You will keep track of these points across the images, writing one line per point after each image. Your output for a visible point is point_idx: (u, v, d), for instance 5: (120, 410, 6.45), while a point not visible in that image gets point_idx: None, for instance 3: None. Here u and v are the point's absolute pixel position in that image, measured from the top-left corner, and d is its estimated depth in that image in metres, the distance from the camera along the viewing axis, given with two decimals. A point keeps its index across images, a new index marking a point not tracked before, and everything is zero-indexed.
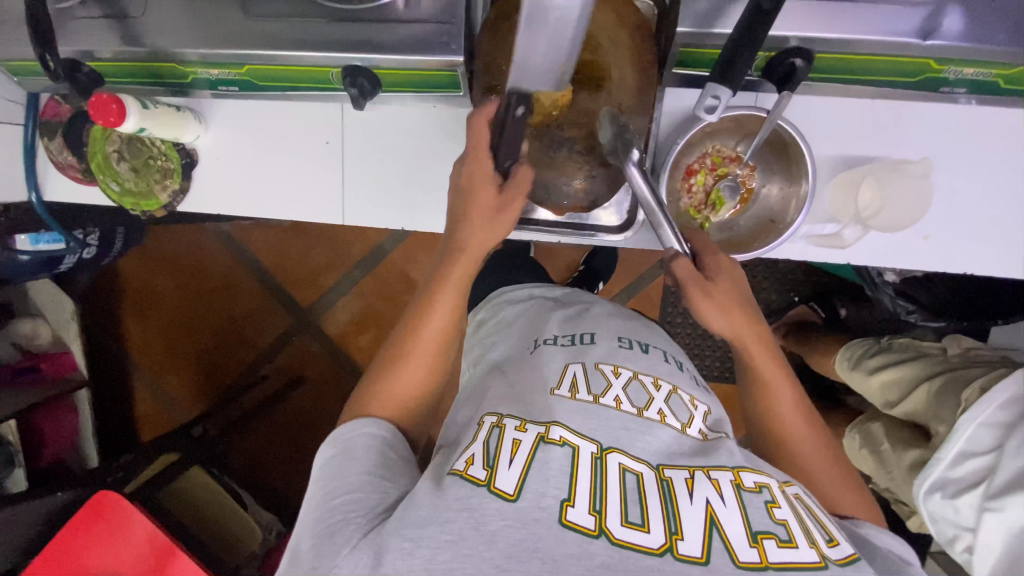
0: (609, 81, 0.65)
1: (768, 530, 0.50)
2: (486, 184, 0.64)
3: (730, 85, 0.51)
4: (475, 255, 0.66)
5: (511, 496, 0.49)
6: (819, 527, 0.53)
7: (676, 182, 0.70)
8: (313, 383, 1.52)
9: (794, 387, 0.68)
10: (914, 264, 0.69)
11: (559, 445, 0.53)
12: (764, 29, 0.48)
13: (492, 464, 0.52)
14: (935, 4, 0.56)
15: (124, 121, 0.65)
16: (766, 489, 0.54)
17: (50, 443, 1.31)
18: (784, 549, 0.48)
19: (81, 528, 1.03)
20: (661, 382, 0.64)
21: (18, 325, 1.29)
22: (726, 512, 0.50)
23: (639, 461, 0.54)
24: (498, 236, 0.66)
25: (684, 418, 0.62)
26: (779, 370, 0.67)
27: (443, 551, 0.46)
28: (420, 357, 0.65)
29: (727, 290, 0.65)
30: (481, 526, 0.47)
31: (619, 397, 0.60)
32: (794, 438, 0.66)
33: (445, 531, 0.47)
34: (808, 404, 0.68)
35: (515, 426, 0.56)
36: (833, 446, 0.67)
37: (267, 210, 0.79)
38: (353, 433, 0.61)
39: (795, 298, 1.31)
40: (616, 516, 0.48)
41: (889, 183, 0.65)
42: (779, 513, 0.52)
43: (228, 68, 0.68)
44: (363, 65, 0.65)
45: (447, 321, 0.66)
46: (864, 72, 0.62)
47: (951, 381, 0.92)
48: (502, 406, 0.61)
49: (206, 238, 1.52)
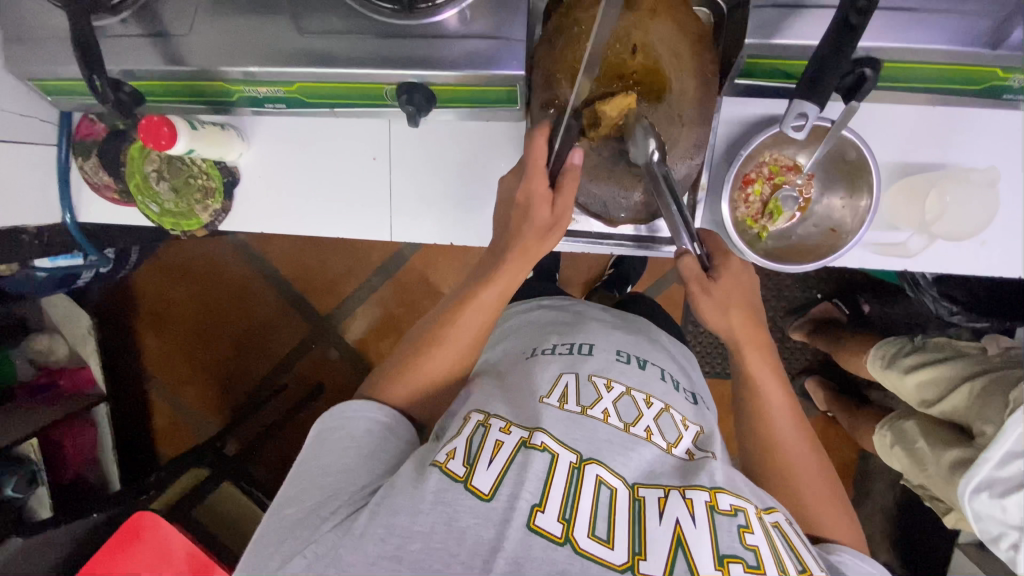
0: (670, 92, 0.63)
1: (735, 553, 0.51)
2: (541, 199, 0.66)
3: (819, 101, 0.50)
4: (525, 262, 0.69)
5: (486, 496, 0.52)
6: (794, 556, 0.53)
7: (735, 192, 0.69)
8: (334, 392, 1.51)
9: (789, 401, 0.67)
10: (977, 270, 0.68)
11: (540, 450, 0.55)
12: (850, 44, 0.47)
13: (472, 463, 0.55)
14: (1007, 13, 0.55)
15: (175, 144, 0.63)
16: (742, 512, 0.54)
17: (72, 462, 1.28)
18: (749, 574, 0.49)
19: (118, 550, 1.01)
20: (653, 400, 0.64)
21: (33, 341, 1.25)
22: (695, 534, 0.51)
23: (617, 475, 0.55)
24: (546, 249, 0.69)
25: (672, 438, 0.62)
26: (774, 375, 0.68)
27: (412, 539, 0.49)
28: (451, 349, 0.68)
29: (729, 290, 0.67)
30: (452, 522, 0.50)
31: (607, 410, 0.61)
32: (784, 453, 0.64)
33: (416, 522, 0.50)
34: (804, 422, 0.67)
35: (501, 429, 0.58)
36: (824, 469, 0.65)
37: (307, 227, 0.78)
38: (358, 412, 0.63)
39: (818, 295, 1.29)
40: (583, 527, 0.51)
41: (954, 190, 0.64)
42: (751, 538, 0.52)
43: (277, 85, 0.66)
44: (419, 81, 0.63)
45: (482, 324, 0.69)
46: (929, 80, 0.62)
47: (996, 382, 0.89)
48: (493, 405, 0.63)
49: (222, 247, 1.50)
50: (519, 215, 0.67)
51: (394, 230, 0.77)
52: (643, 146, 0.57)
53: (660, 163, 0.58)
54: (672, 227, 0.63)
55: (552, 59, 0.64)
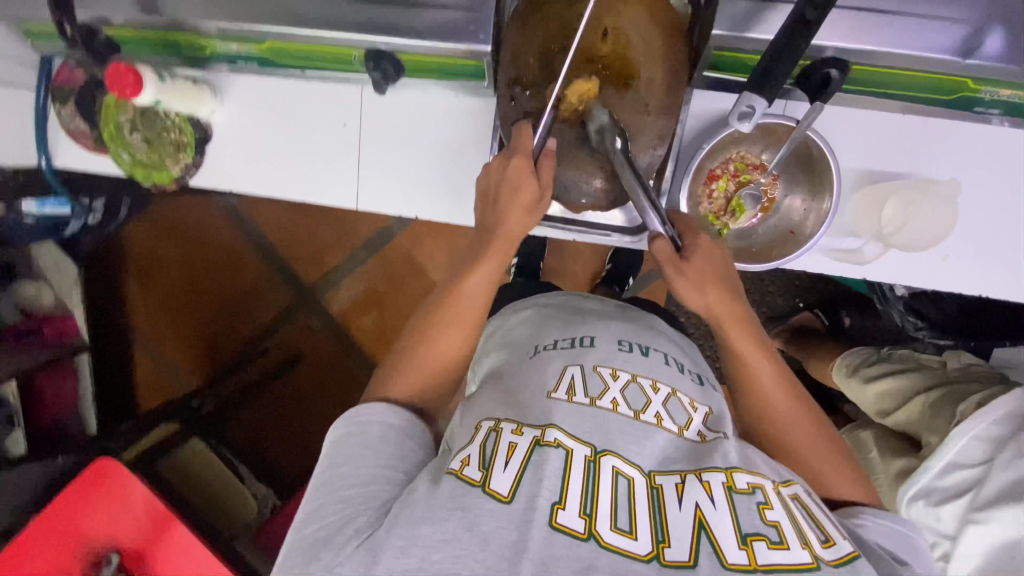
0: (637, 79, 0.62)
1: (758, 531, 0.49)
2: (527, 177, 0.63)
3: (768, 96, 0.52)
4: (510, 243, 0.67)
5: (506, 498, 0.49)
6: (816, 527, 0.51)
7: (698, 187, 0.69)
8: (312, 361, 1.51)
9: (779, 369, 0.64)
10: (937, 284, 0.68)
11: (555, 447, 0.52)
12: (803, 40, 0.47)
13: (488, 466, 0.51)
14: (978, 22, 0.55)
15: (140, 93, 0.66)
16: (760, 489, 0.52)
17: (49, 407, 1.29)
18: (775, 552, 0.47)
19: (81, 493, 1.03)
20: (660, 385, 0.61)
21: (21, 288, 1.29)
22: (716, 515, 0.49)
23: (633, 465, 0.53)
24: (531, 227, 0.66)
25: (682, 421, 0.59)
26: (759, 347, 0.64)
27: (436, 551, 0.46)
28: (448, 336, 0.66)
29: (704, 267, 0.64)
30: (474, 527, 0.47)
31: (616, 399, 0.58)
32: (783, 427, 0.62)
33: (439, 530, 0.46)
34: (797, 387, 0.64)
35: (513, 430, 0.54)
36: (827, 430, 0.62)
37: (278, 189, 0.78)
38: (371, 415, 0.59)
39: (800, 304, 1.27)
40: (606, 519, 0.48)
41: (915, 201, 0.65)
42: (771, 514, 0.50)
43: (248, 43, 0.67)
44: (387, 48, 0.63)
45: (480, 304, 0.66)
46: (898, 85, 0.61)
47: (949, 396, 0.92)
48: (498, 410, 0.59)
49: (214, 209, 1.51)
50: (506, 195, 0.64)
51: (360, 198, 0.77)
52: (597, 118, 0.60)
53: (622, 149, 0.60)
54: (640, 210, 0.62)
55: (522, 37, 0.64)
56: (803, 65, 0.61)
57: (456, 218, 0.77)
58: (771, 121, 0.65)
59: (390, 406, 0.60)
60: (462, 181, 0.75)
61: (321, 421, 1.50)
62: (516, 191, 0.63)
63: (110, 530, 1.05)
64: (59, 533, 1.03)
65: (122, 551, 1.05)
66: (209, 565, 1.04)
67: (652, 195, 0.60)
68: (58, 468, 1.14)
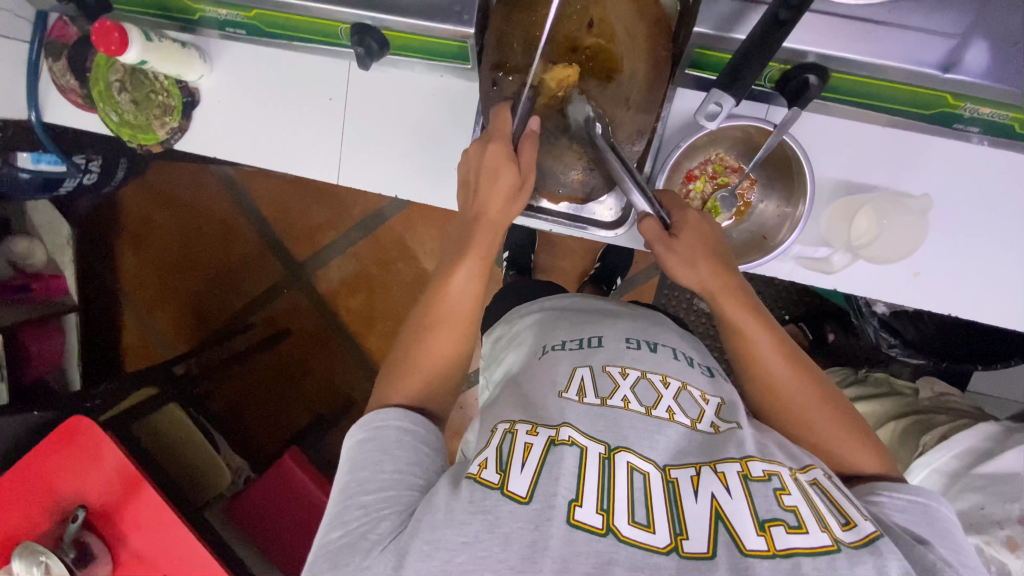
0: (619, 73, 0.64)
1: (776, 516, 0.48)
2: (506, 162, 0.61)
3: (735, 93, 0.50)
4: (495, 230, 0.63)
5: (524, 499, 0.49)
6: (835, 511, 0.51)
7: (675, 186, 0.70)
8: (298, 336, 1.52)
9: (777, 338, 0.62)
10: (905, 300, 0.69)
11: (569, 446, 0.52)
12: (777, 40, 0.48)
13: (505, 468, 0.52)
14: (962, 35, 0.54)
15: (126, 51, 0.64)
16: (776, 476, 0.52)
17: (36, 362, 1.29)
18: (794, 536, 0.47)
19: (52, 449, 1.04)
20: (670, 380, 0.60)
21: (13, 243, 1.26)
22: (732, 504, 0.49)
23: (647, 460, 0.53)
24: (513, 215, 0.64)
25: (695, 414, 0.58)
26: (754, 319, 0.62)
27: (459, 553, 0.47)
28: (445, 334, 0.65)
29: (695, 243, 0.63)
30: (495, 529, 0.48)
31: (627, 397, 0.57)
32: (787, 402, 0.61)
33: (462, 533, 0.47)
34: (796, 354, 0.62)
35: (528, 430, 0.55)
36: (833, 397, 0.61)
37: (266, 160, 0.79)
38: (385, 421, 0.60)
39: (786, 317, 1.23)
40: (623, 515, 0.48)
41: (889, 215, 0.65)
42: (788, 500, 0.50)
43: (236, 9, 0.66)
44: (374, 24, 0.63)
45: (471, 297, 0.64)
46: (877, 97, 0.61)
47: (915, 425, 0.92)
48: (514, 413, 0.59)
49: (209, 179, 1.51)
50: (486, 183, 0.62)
51: (342, 173, 0.77)
52: (580, 111, 0.62)
53: (602, 134, 0.61)
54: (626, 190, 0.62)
55: (508, 22, 0.64)
56: (780, 69, 0.61)
57: (440, 202, 0.77)
58: (749, 123, 0.64)
59: (401, 411, 0.61)
60: (446, 163, 0.75)
61: (306, 395, 1.51)
62: (494, 188, 0.62)
63: (79, 488, 1.05)
64: (28, 485, 1.04)
65: (89, 509, 1.05)
66: (175, 529, 1.05)
67: (638, 175, 0.60)
68: (34, 422, 1.12)
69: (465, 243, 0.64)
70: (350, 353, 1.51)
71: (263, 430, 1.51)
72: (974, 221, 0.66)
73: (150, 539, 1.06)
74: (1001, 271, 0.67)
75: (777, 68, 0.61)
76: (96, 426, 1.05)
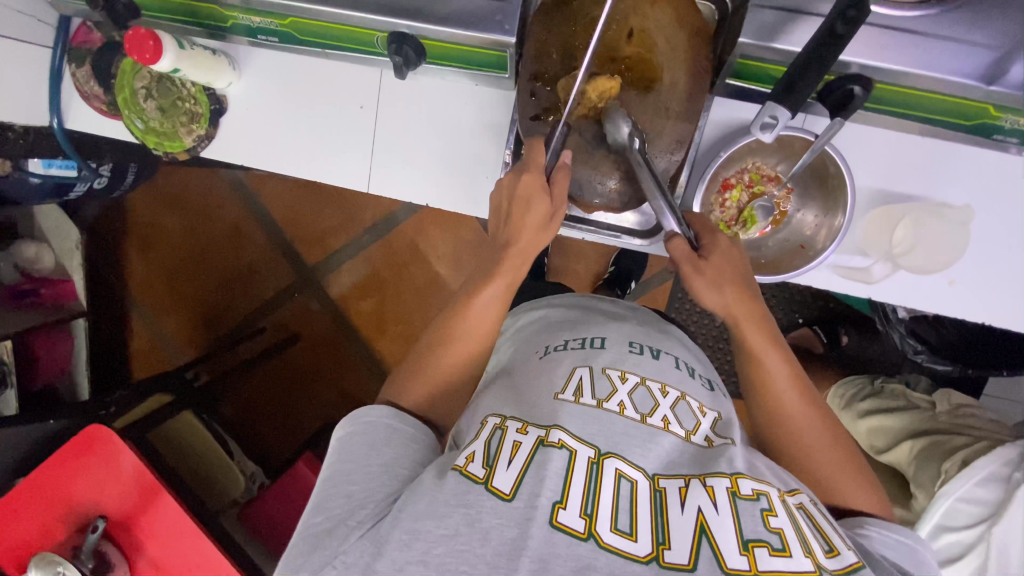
0: (660, 83, 0.63)
1: (760, 537, 0.47)
2: (539, 193, 0.62)
3: (791, 105, 0.52)
4: (524, 258, 0.64)
5: (508, 496, 0.49)
6: (820, 537, 0.50)
7: (711, 195, 0.69)
8: (309, 342, 1.51)
9: (792, 368, 0.63)
10: (940, 308, 0.69)
11: (558, 448, 0.52)
12: (833, 53, 0.48)
13: (492, 463, 0.52)
14: (1006, 48, 0.54)
15: (160, 59, 0.63)
16: (764, 496, 0.51)
17: (44, 369, 1.27)
18: (776, 558, 0.46)
19: (69, 457, 1.03)
20: (669, 389, 0.61)
21: (21, 248, 1.25)
22: (718, 520, 0.48)
23: (636, 468, 0.52)
24: (542, 245, 0.65)
25: (690, 426, 0.59)
26: (774, 342, 0.63)
27: (438, 545, 0.46)
28: (464, 341, 0.63)
29: (723, 267, 0.63)
30: (476, 523, 0.47)
31: (623, 402, 0.58)
32: (791, 426, 0.61)
33: (442, 525, 0.47)
34: (808, 386, 0.63)
35: (518, 428, 0.55)
36: (840, 436, 0.61)
37: (288, 168, 0.78)
38: (375, 418, 0.59)
39: (799, 320, 1.22)
40: (606, 521, 0.48)
41: (925, 224, 0.65)
42: (775, 521, 0.49)
43: (270, 17, 0.66)
44: (409, 32, 0.63)
45: (493, 314, 0.64)
46: (916, 107, 0.61)
47: (934, 445, 0.93)
48: (505, 406, 0.60)
49: (219, 183, 1.50)
50: (516, 213, 0.63)
51: (371, 181, 0.76)
52: (617, 129, 0.61)
53: (641, 150, 0.60)
54: (658, 208, 0.63)
55: (546, 30, 0.64)
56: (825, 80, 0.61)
57: (463, 209, 0.77)
58: (790, 133, 0.64)
59: (391, 409, 0.60)
60: (473, 170, 0.75)
61: (316, 399, 1.50)
62: (524, 216, 0.62)
63: (96, 497, 1.04)
64: (47, 498, 1.03)
65: (108, 518, 1.04)
66: (194, 538, 1.03)
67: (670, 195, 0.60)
68: (47, 432, 1.10)
69: (491, 267, 0.65)
70: (361, 358, 1.50)
71: (270, 436, 1.50)
72: (995, 230, 0.66)
73: (170, 552, 1.05)
74: None
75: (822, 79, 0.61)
76: (113, 433, 1.03)
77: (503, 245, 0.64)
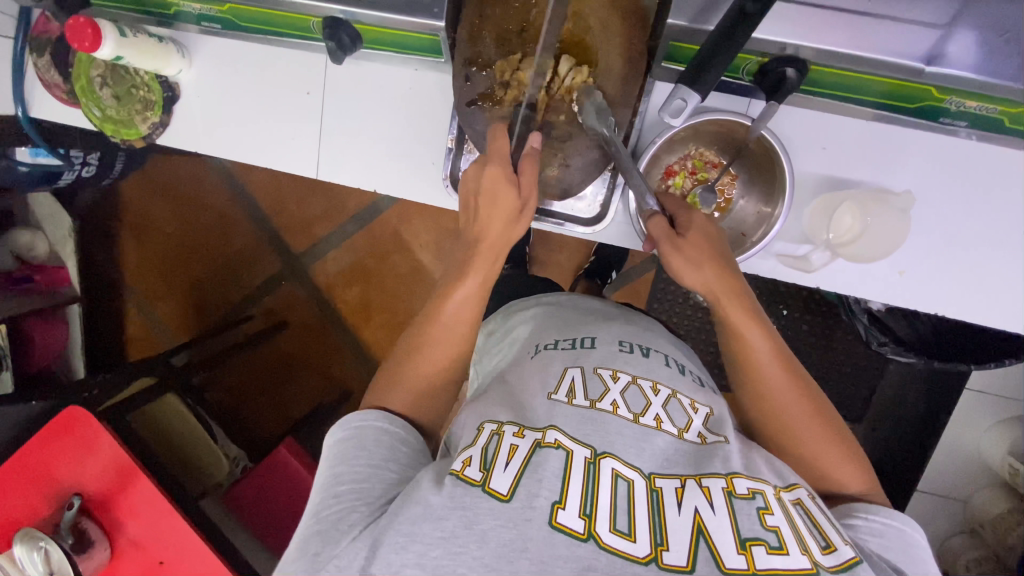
0: (595, 66, 0.62)
1: (758, 535, 0.48)
2: (503, 183, 0.61)
3: (700, 91, 0.50)
4: (496, 252, 0.63)
5: (505, 496, 0.48)
6: (816, 533, 0.50)
7: (654, 181, 0.70)
8: (296, 328, 1.53)
9: (777, 348, 0.61)
10: (890, 299, 0.67)
11: (555, 448, 0.51)
12: (743, 33, 0.47)
13: (489, 467, 0.51)
14: (947, 26, 0.52)
15: (100, 47, 0.64)
16: (760, 495, 0.51)
17: (38, 352, 1.29)
18: (774, 556, 0.46)
19: (51, 438, 1.07)
20: (660, 387, 0.60)
21: (16, 235, 1.27)
22: (715, 521, 0.48)
23: (633, 467, 0.52)
24: (517, 235, 0.63)
25: (682, 424, 0.58)
26: (754, 319, 0.61)
27: (435, 547, 0.46)
28: (442, 344, 0.63)
29: (699, 245, 0.62)
30: (474, 525, 0.47)
31: (616, 401, 0.57)
32: (772, 401, 0.61)
33: (439, 528, 0.47)
34: (793, 364, 0.62)
35: (514, 432, 0.54)
36: (823, 411, 0.61)
37: (243, 155, 0.79)
38: (366, 420, 0.60)
39: (783, 312, 1.16)
40: (605, 522, 0.47)
41: (870, 211, 0.64)
42: (771, 519, 0.49)
43: (209, 5, 0.67)
44: (345, 18, 0.63)
45: (465, 309, 0.63)
46: (854, 90, 0.60)
47: None
48: (502, 414, 0.58)
49: (207, 171, 1.52)
50: (485, 207, 0.62)
51: (322, 168, 0.77)
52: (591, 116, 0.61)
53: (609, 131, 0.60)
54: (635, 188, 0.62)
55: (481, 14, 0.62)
56: (757, 62, 0.60)
57: (414, 196, 0.76)
58: (725, 118, 0.64)
59: (383, 413, 0.60)
60: (422, 156, 0.75)
61: (307, 388, 1.52)
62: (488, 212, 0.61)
63: (78, 476, 1.08)
64: (33, 476, 1.07)
65: (84, 497, 1.07)
66: (170, 517, 1.07)
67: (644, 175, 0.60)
68: (30, 413, 1.14)
69: (464, 261, 0.64)
70: (348, 347, 1.51)
71: (263, 420, 1.53)
72: (966, 213, 0.65)
73: (148, 528, 1.08)
74: (1001, 274, 0.65)
75: (755, 61, 0.60)
76: (92, 418, 1.07)
77: (475, 241, 0.63)
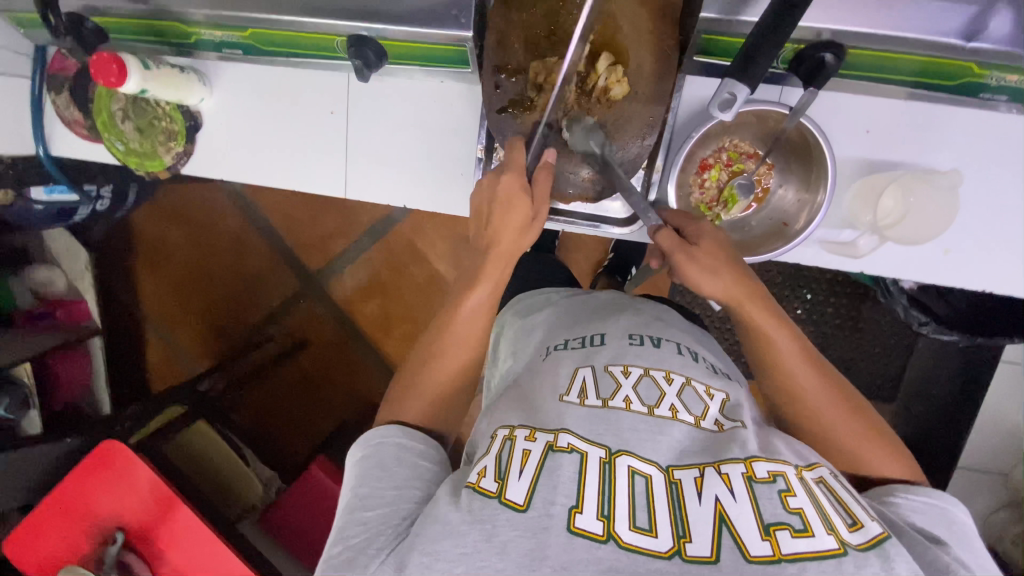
0: (626, 64, 0.62)
1: (781, 519, 0.46)
2: (519, 195, 0.61)
3: (750, 81, 0.50)
4: (505, 259, 0.63)
5: (522, 506, 0.47)
6: (841, 510, 0.48)
7: (688, 176, 0.69)
8: (316, 346, 1.52)
9: (801, 345, 0.60)
10: (935, 278, 0.67)
11: (568, 452, 0.50)
12: (789, 22, 0.46)
13: (503, 476, 0.50)
14: (983, 2, 0.51)
15: (126, 81, 0.64)
16: (781, 477, 0.49)
17: (62, 388, 1.29)
18: (799, 540, 0.44)
19: (91, 472, 1.06)
20: (673, 375, 0.57)
21: (33, 272, 1.28)
22: (737, 508, 0.46)
23: (647, 462, 0.50)
24: (525, 243, 0.63)
25: (698, 412, 0.55)
26: (775, 320, 0.60)
27: (456, 565, 0.45)
28: (457, 351, 0.63)
29: (713, 252, 0.61)
30: (492, 538, 0.46)
31: (628, 397, 0.55)
32: (802, 398, 0.60)
33: (460, 544, 0.46)
34: (818, 359, 0.61)
35: (526, 436, 0.52)
36: (853, 404, 0.60)
37: (262, 178, 0.78)
38: (384, 438, 0.59)
39: (808, 297, 1.16)
40: (624, 520, 0.46)
41: (914, 191, 0.63)
42: (794, 501, 0.47)
43: (233, 30, 0.66)
44: (370, 35, 0.62)
45: (481, 317, 0.63)
46: (888, 71, 0.59)
47: None
48: (512, 415, 0.57)
49: (219, 195, 1.51)
50: (498, 215, 0.61)
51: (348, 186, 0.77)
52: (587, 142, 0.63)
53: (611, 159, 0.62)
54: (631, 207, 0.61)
55: (507, 21, 0.61)
56: (794, 48, 0.58)
57: (440, 205, 0.76)
58: (763, 108, 0.62)
59: (400, 426, 0.61)
60: (450, 167, 0.74)
61: (329, 406, 1.52)
62: (503, 221, 0.61)
63: (118, 509, 1.08)
64: (71, 512, 1.07)
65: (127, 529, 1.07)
66: (211, 544, 1.06)
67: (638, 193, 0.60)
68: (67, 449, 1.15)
69: (477, 270, 0.63)
70: (368, 361, 1.51)
71: (287, 441, 1.52)
72: (997, 186, 0.64)
73: (177, 555, 1.08)
74: None
75: (791, 48, 0.58)
76: (128, 447, 1.06)
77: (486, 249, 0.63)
